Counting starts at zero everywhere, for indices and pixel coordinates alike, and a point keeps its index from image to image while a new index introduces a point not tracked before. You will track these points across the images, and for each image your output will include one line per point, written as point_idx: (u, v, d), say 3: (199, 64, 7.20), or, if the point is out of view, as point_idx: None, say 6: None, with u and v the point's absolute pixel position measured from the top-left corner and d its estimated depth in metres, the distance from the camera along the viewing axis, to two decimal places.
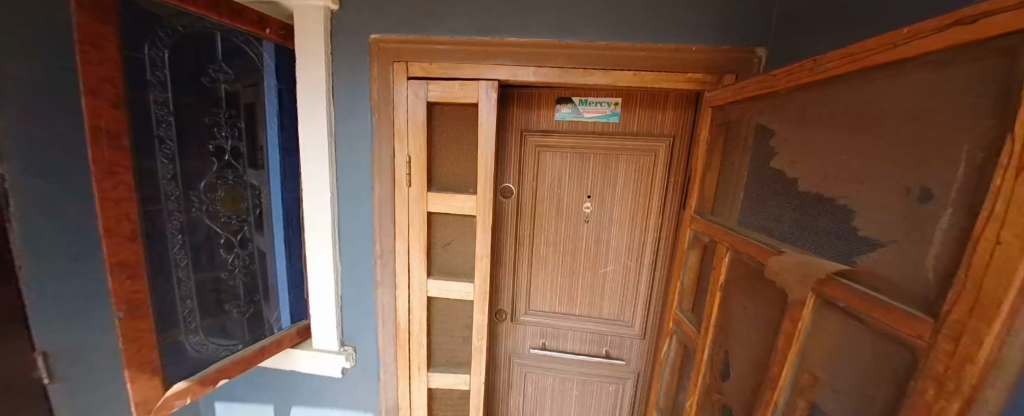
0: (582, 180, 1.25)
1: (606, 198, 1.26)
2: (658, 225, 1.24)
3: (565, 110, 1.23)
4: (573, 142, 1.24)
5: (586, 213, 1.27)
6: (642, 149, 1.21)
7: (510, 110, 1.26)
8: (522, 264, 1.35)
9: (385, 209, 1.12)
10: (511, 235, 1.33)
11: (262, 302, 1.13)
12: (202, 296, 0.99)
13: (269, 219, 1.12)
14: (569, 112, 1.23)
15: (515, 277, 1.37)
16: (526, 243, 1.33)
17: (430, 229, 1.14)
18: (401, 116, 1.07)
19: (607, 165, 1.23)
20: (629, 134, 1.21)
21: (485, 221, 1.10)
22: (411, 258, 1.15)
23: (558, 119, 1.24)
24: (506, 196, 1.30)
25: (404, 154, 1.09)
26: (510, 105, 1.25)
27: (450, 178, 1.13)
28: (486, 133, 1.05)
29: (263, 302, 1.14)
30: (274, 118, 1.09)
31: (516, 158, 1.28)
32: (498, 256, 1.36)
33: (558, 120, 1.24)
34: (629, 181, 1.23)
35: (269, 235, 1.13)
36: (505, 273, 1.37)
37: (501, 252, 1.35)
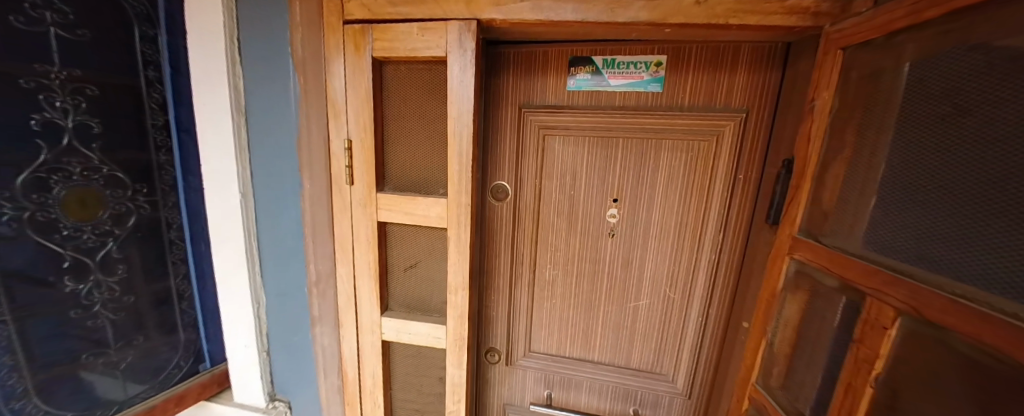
0: (605, 178, 0.87)
1: (640, 204, 0.87)
2: (717, 244, 0.85)
3: (583, 76, 0.85)
4: (593, 123, 0.86)
5: (611, 224, 0.89)
6: (697, 133, 0.81)
7: (503, 77, 0.89)
8: (522, 292, 0.99)
9: (318, 217, 0.77)
10: (505, 252, 0.97)
11: (154, 344, 0.80)
12: (40, 347, 0.65)
13: (159, 229, 0.77)
14: (589, 78, 0.85)
15: (512, 309, 1.00)
16: (526, 263, 0.96)
17: (382, 248, 0.78)
18: (335, 80, 0.72)
19: (643, 156, 0.84)
20: (678, 110, 0.81)
21: (460, 237, 0.73)
22: (357, 289, 0.80)
23: (572, 89, 0.86)
24: (498, 198, 0.94)
25: (339, 137, 0.73)
26: (503, 72, 0.88)
27: (409, 174, 0.76)
28: (457, 101, 0.68)
29: (157, 344, 0.80)
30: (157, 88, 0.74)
31: (511, 146, 0.91)
32: (488, 280, 0.99)
33: (572, 90, 0.86)
34: (675, 179, 0.84)
35: (161, 251, 0.78)
36: (497, 302, 1.01)
37: (493, 274, 0.99)
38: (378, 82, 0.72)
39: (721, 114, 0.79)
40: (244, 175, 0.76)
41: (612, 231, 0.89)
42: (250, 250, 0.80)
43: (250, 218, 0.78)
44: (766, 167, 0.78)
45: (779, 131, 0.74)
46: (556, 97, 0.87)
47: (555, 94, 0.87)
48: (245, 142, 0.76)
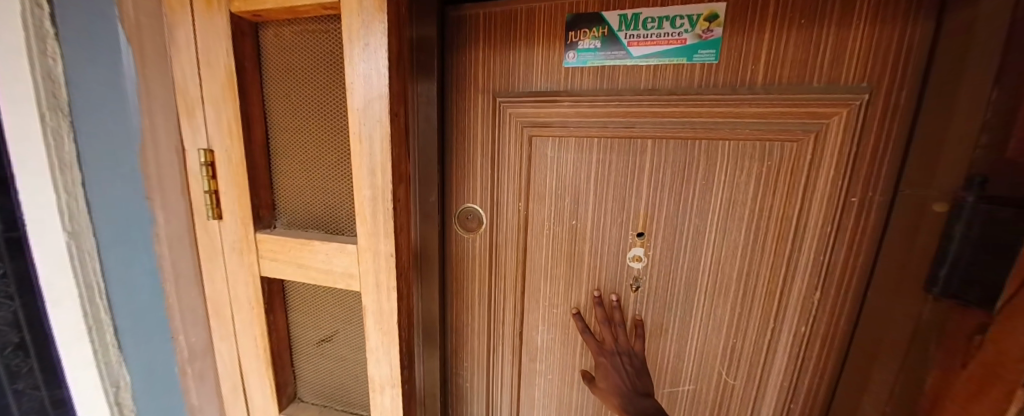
0: (624, 202, 0.57)
1: (682, 242, 0.55)
2: (812, 310, 0.52)
3: (588, 45, 0.54)
4: (605, 116, 0.55)
5: (634, 271, 0.58)
6: (779, 129, 0.48)
7: (471, 53, 0.60)
8: (504, 359, 0.69)
9: (184, 268, 0.51)
10: (480, 305, 0.68)
11: None
12: None
13: None
14: (597, 47, 0.54)
15: (490, 383, 0.71)
16: (508, 320, 0.67)
17: (274, 316, 0.51)
18: (184, 56, 0.45)
19: (686, 167, 0.53)
20: (744, 92, 0.49)
21: (380, 309, 0.44)
22: (244, 375, 0.53)
23: (572, 66, 0.56)
24: (468, 230, 0.65)
25: (196, 146, 0.46)
26: (470, 46, 0.60)
27: (308, 204, 0.48)
28: (358, 81, 0.39)
29: None
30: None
31: (484, 153, 0.62)
32: (458, 341, 0.71)
33: (571, 68, 0.56)
34: (741, 204, 0.52)
35: None
36: (471, 373, 0.72)
37: (464, 333, 0.70)
38: (248, 59, 0.45)
39: (822, 96, 0.47)
40: (66, 208, 0.50)
41: (636, 282, 0.59)
42: (90, 315, 0.54)
43: (88, 269, 0.52)
44: (906, 187, 0.45)
45: (946, 125, 0.41)
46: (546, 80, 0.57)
47: (545, 74, 0.57)
48: (69, 156, 0.50)
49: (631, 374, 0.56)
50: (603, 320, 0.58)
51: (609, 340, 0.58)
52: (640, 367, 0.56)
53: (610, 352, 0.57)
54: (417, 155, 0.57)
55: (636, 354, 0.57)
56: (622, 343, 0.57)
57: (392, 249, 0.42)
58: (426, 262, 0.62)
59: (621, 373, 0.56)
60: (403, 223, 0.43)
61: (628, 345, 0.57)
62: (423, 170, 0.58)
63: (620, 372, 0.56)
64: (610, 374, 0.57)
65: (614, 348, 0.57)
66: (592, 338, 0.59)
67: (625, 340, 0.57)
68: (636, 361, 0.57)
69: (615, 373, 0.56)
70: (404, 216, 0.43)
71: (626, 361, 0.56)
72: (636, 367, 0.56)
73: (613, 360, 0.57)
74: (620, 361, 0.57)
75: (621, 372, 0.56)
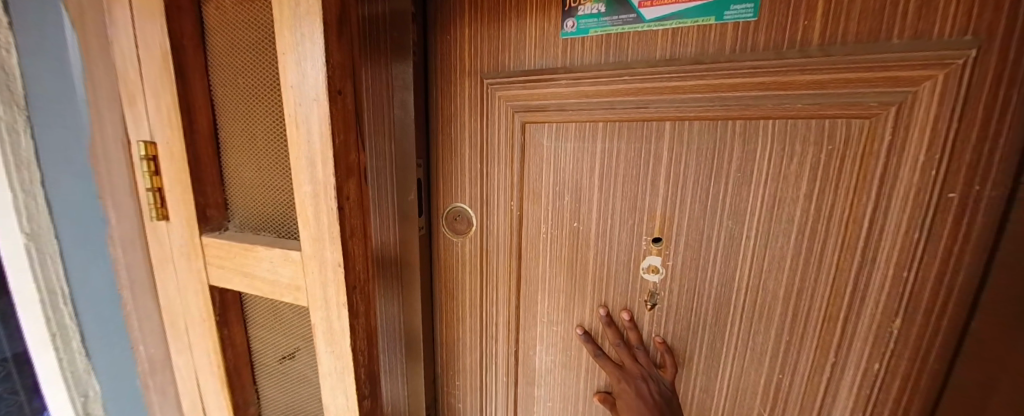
0: (636, 200, 0.46)
1: (710, 250, 0.45)
2: (890, 343, 0.39)
3: (589, 10, 0.45)
4: (612, 95, 0.45)
5: (649, 285, 0.48)
6: (842, 103, 0.37)
7: (455, 29, 0.52)
8: (499, 381, 0.60)
9: (138, 273, 0.46)
10: (471, 318, 0.60)
11: None
12: None
13: None
14: (601, 12, 0.44)
15: (484, 407, 0.62)
16: (502, 338, 0.58)
17: (228, 330, 0.45)
18: (123, 37, 0.40)
19: (714, 155, 0.42)
20: (793, 55, 0.38)
21: (331, 329, 0.37)
22: (201, 394, 0.48)
23: (570, 37, 0.46)
24: (456, 232, 0.57)
25: (138, 138, 0.41)
26: (452, 21, 0.52)
27: (260, 203, 0.42)
28: (292, 52, 0.31)
29: None
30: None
31: (472, 145, 0.54)
32: (448, 358, 0.63)
33: (570, 40, 0.46)
34: (789, 201, 0.40)
35: None
36: (463, 395, 0.63)
37: (454, 349, 0.62)
38: (188, 37, 0.39)
39: (907, 53, 0.34)
40: (23, 208, 0.47)
41: (652, 298, 0.48)
42: (54, 320, 0.51)
43: (49, 273, 0.49)
44: None
45: None
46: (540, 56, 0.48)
47: (539, 49, 0.48)
48: (25, 152, 0.46)
49: (660, 404, 0.46)
50: (618, 340, 0.49)
51: (629, 362, 0.49)
52: (669, 396, 0.47)
53: (633, 375, 0.48)
54: (372, 147, 0.49)
55: (663, 381, 0.48)
56: (645, 366, 0.48)
57: (339, 259, 0.35)
58: (406, 269, 0.54)
59: (648, 401, 0.46)
60: (354, 225, 0.35)
61: (652, 368, 0.48)
62: (400, 164, 0.51)
63: (647, 401, 0.46)
64: (635, 404, 0.46)
65: (637, 371, 0.48)
66: (606, 360, 0.50)
67: (647, 363, 0.48)
68: (663, 389, 0.47)
69: (641, 402, 0.46)
70: (355, 217, 0.35)
71: (652, 387, 0.47)
72: (664, 395, 0.47)
73: (637, 386, 0.47)
74: (646, 386, 0.47)
75: (649, 400, 0.46)
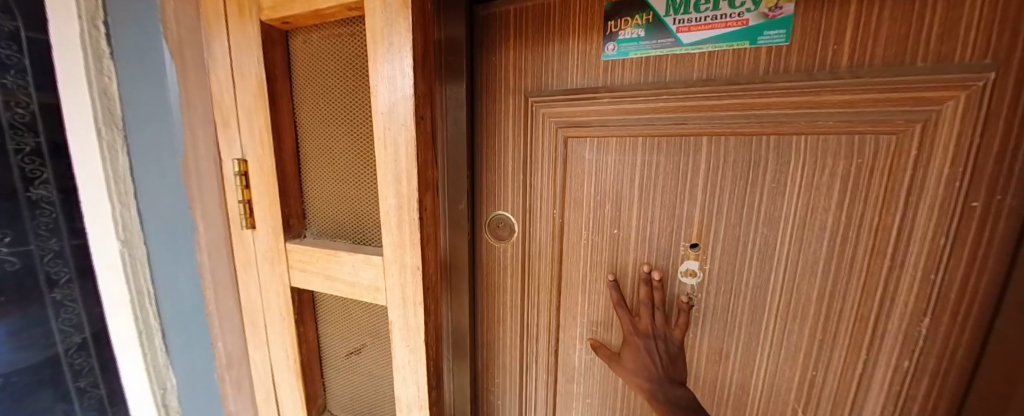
0: (675, 209, 0.50)
1: (745, 255, 0.48)
2: (918, 341, 0.42)
3: (629, 34, 0.49)
4: (652, 112, 0.49)
5: (687, 288, 0.52)
6: (872, 120, 0.40)
7: (501, 51, 0.56)
8: (539, 378, 0.64)
9: (221, 276, 0.52)
10: (512, 319, 0.63)
11: None
12: None
13: None
14: (640, 36, 0.48)
15: (524, 403, 0.66)
16: (543, 337, 0.62)
17: (304, 327, 0.50)
18: (220, 67, 0.45)
19: (750, 167, 0.46)
20: (824, 77, 0.41)
21: (407, 326, 0.41)
22: (276, 386, 0.52)
23: (611, 58, 0.50)
24: (499, 238, 0.61)
25: (231, 156, 0.46)
26: (499, 45, 0.56)
27: (336, 214, 0.47)
28: (384, 82, 0.36)
29: None
30: (21, 109, 0.53)
31: (517, 157, 0.58)
32: (490, 357, 0.67)
33: (611, 61, 0.51)
34: (822, 210, 0.44)
35: None
36: (504, 393, 0.67)
37: (495, 349, 0.66)
38: (278, 67, 0.44)
39: (931, 76, 0.38)
40: (120, 218, 0.53)
41: (689, 300, 0.52)
42: (141, 319, 0.56)
43: (140, 275, 0.55)
44: None
45: None
46: (582, 76, 0.53)
47: (581, 70, 0.52)
48: (122, 168, 0.52)
49: (665, 358, 0.49)
50: (646, 299, 0.51)
51: (647, 321, 0.51)
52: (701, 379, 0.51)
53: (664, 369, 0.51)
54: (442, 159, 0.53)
55: (672, 340, 0.50)
56: (659, 325, 0.50)
57: (417, 263, 0.39)
58: (456, 272, 0.59)
59: (654, 358, 0.50)
60: (430, 233, 0.40)
61: (665, 329, 0.50)
62: (453, 175, 0.56)
63: (655, 356, 0.50)
64: (642, 355, 0.50)
65: (650, 329, 0.51)
66: (627, 313, 0.52)
67: (663, 322, 0.50)
68: (670, 347, 0.50)
69: (648, 356, 0.50)
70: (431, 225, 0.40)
71: (662, 348, 0.50)
72: (670, 353, 0.50)
73: (648, 342, 0.50)
74: (656, 343, 0.50)
75: (655, 357, 0.50)
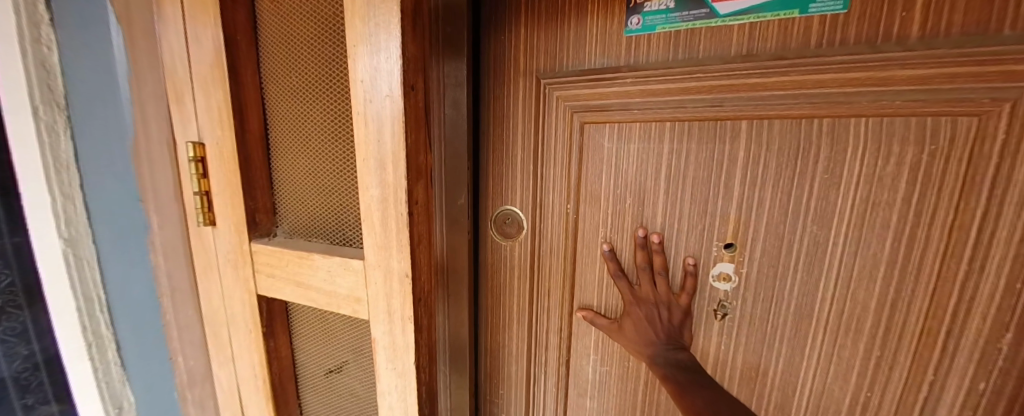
0: (709, 204, 0.44)
1: (790, 255, 0.42)
2: (999, 362, 0.36)
3: (656, 6, 0.42)
4: (681, 93, 0.42)
5: (721, 293, 0.46)
6: (948, 99, 0.34)
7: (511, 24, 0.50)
8: (547, 389, 0.58)
9: (181, 282, 0.44)
10: (518, 326, 0.57)
11: None
12: None
13: None
14: (669, 8, 0.42)
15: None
16: (553, 346, 0.55)
17: (275, 341, 0.43)
18: (173, 34, 0.38)
19: (798, 155, 0.40)
20: (892, 48, 0.35)
21: (395, 344, 0.34)
22: (245, 409, 0.45)
23: (634, 33, 0.44)
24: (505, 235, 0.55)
25: (186, 139, 0.39)
26: (507, 17, 0.49)
27: (314, 208, 0.40)
28: (365, 43, 0.29)
29: None
30: None
31: (526, 147, 0.51)
32: (495, 369, 0.60)
33: (634, 38, 0.44)
34: (882, 205, 0.38)
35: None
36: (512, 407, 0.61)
37: (499, 358, 0.59)
38: (241, 32, 0.37)
39: None
40: (63, 214, 0.45)
41: (722, 307, 0.46)
42: (90, 330, 0.49)
43: (87, 280, 0.48)
44: None
45: None
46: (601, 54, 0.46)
47: (600, 46, 0.46)
48: (65, 155, 0.45)
49: (667, 327, 0.46)
50: (645, 264, 0.47)
51: (647, 287, 0.47)
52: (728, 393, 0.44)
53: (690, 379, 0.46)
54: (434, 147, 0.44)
55: (676, 307, 0.46)
56: (661, 293, 0.47)
57: (406, 268, 0.32)
58: (455, 277, 0.51)
59: (656, 326, 0.46)
60: (421, 231, 0.33)
61: (668, 295, 0.47)
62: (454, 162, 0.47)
63: (656, 324, 0.46)
64: (643, 325, 0.47)
65: (651, 296, 0.47)
66: (625, 282, 0.48)
67: (665, 288, 0.46)
68: (674, 314, 0.46)
69: (649, 326, 0.47)
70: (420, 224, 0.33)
71: (664, 314, 0.46)
72: (673, 320, 0.46)
73: (649, 311, 0.47)
74: (657, 312, 0.47)
75: (657, 325, 0.46)
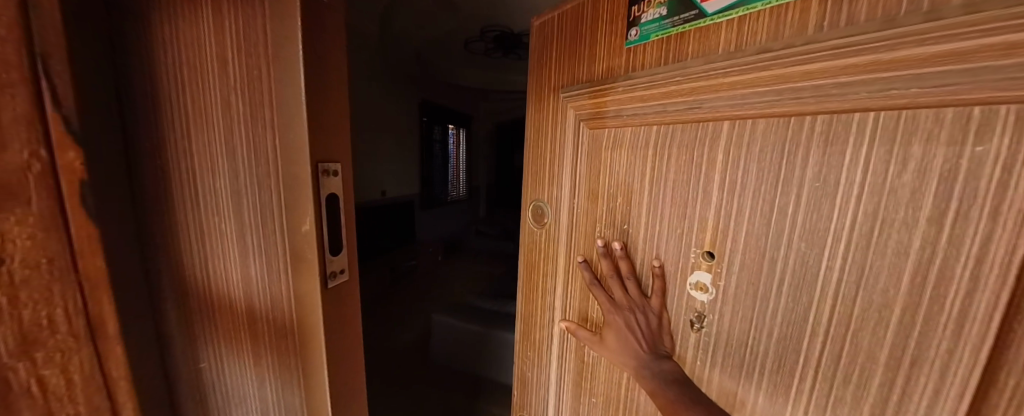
0: (688, 207, 0.38)
1: (770, 278, 0.33)
2: None
3: (652, 15, 0.39)
4: (662, 103, 0.39)
5: (697, 303, 0.39)
6: (1005, 79, 0.21)
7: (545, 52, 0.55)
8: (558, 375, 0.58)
9: None
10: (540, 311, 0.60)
11: None
12: None
13: None
14: (663, 14, 0.38)
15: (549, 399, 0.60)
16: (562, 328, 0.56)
17: None
18: None
19: (781, 161, 0.31)
20: (909, 20, 0.24)
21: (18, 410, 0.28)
22: None
23: (633, 45, 0.41)
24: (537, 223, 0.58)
25: None
26: (545, 47, 0.54)
27: None
28: None
29: None
30: None
31: (552, 149, 0.54)
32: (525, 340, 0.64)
33: (633, 50, 0.41)
34: (894, 229, 0.27)
35: None
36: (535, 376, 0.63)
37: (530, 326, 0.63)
38: None
39: None
40: None
41: (698, 320, 0.39)
42: None
43: None
44: None
45: None
46: (604, 72, 0.45)
47: (606, 63, 0.45)
48: None
49: (649, 336, 0.44)
50: (610, 271, 0.46)
51: (619, 293, 0.45)
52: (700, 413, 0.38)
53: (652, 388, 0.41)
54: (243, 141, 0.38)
55: (651, 312, 0.43)
56: (634, 297, 0.44)
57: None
58: (305, 320, 0.40)
59: (637, 334, 0.44)
60: (38, 317, 0.28)
61: (640, 300, 0.44)
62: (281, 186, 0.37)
63: (635, 331, 0.44)
64: (623, 334, 0.45)
65: (628, 302, 0.45)
66: (599, 291, 0.48)
67: (635, 295, 0.44)
68: (652, 319, 0.43)
69: (630, 334, 0.45)
70: (2, 326, 0.26)
71: (642, 319, 0.44)
72: (652, 327, 0.43)
73: (627, 317, 0.45)
74: (633, 319, 0.44)
75: (637, 333, 0.44)
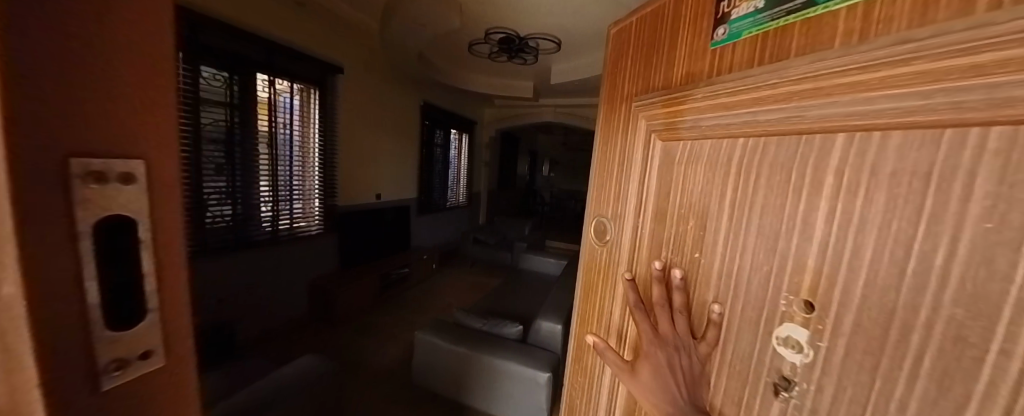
0: (780, 241, 0.27)
1: (896, 352, 0.21)
2: None
3: (745, 8, 0.30)
4: (751, 110, 0.28)
5: (789, 366, 0.27)
6: None
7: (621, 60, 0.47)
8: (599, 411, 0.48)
9: None
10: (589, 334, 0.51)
11: None
12: None
13: None
14: (759, 6, 0.28)
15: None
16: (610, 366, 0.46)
17: None
18: None
19: (922, 194, 0.20)
20: None
21: None
22: None
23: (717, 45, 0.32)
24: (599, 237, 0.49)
25: None
26: (622, 56, 0.48)
27: None
28: None
29: None
30: None
31: (623, 155, 0.45)
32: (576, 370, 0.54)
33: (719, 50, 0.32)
34: None
35: None
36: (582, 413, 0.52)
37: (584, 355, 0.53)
38: None
39: None
40: None
41: (788, 386, 0.27)
42: None
43: None
44: None
45: None
46: (682, 77, 0.37)
47: (685, 68, 0.36)
48: None
49: (686, 384, 0.34)
50: (660, 299, 0.37)
51: (665, 325, 0.36)
52: None
53: None
54: None
55: (693, 354, 0.35)
56: (681, 332, 0.35)
57: None
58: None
59: (676, 379, 0.35)
60: None
61: (684, 339, 0.35)
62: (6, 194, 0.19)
63: (674, 375, 0.35)
64: (657, 375, 0.36)
65: (671, 337, 0.36)
66: (642, 316, 0.38)
67: (682, 330, 0.35)
68: (692, 365, 0.34)
69: (667, 377, 0.35)
70: None
71: (682, 362, 0.35)
72: (691, 373, 0.34)
73: (667, 355, 0.35)
74: (674, 362, 0.35)
75: (675, 377, 0.35)
